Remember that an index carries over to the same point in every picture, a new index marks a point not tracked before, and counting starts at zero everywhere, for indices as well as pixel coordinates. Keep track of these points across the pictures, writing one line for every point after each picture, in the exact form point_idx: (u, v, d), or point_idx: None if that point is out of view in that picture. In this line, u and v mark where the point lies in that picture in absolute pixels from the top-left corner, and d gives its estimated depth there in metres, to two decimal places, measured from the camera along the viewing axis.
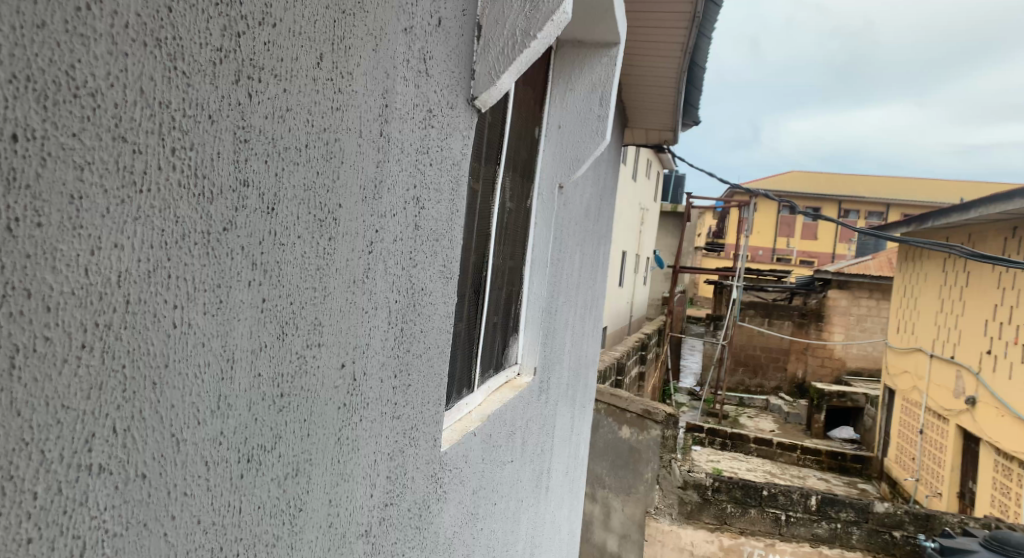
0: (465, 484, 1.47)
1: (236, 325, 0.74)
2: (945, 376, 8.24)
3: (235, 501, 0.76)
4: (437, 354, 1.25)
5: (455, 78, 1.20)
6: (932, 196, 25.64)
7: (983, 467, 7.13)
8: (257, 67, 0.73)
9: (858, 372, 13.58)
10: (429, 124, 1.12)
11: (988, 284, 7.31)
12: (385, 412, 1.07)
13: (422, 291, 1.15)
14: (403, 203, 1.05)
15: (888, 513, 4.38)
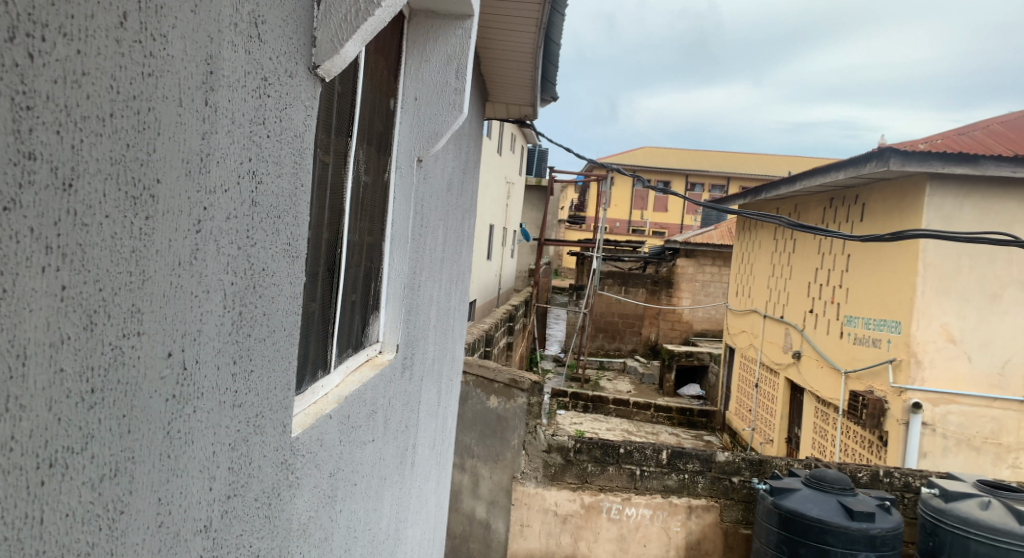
0: (321, 468, 1.44)
1: (25, 317, 0.69)
2: (774, 334, 8.95)
3: (33, 512, 0.71)
4: (285, 337, 1.21)
5: (294, 44, 1.14)
6: (768, 169, 27.48)
7: (805, 413, 7.87)
8: (37, 25, 0.68)
9: (704, 333, 14.47)
10: (264, 93, 1.06)
11: (810, 249, 8.00)
12: (224, 401, 1.02)
13: (263, 272, 1.11)
14: (235, 177, 1.00)
15: (730, 460, 4.54)
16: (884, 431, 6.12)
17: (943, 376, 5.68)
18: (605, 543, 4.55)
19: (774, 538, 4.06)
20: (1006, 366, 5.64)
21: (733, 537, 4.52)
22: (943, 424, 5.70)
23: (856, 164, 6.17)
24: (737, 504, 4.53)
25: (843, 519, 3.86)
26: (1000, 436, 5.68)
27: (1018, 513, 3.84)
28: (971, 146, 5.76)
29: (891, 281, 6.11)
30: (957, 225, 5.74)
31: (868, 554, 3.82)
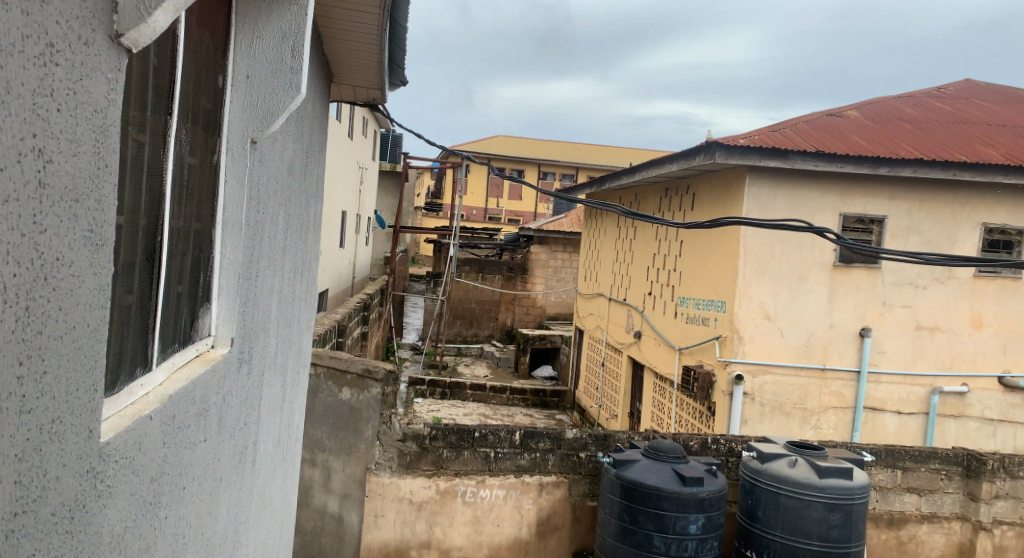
0: (139, 475, 1.35)
1: None
2: (618, 315, 9.37)
3: None
4: (89, 333, 1.12)
5: (87, 7, 1.05)
6: (616, 160, 28.56)
7: (645, 390, 8.31)
8: None
9: (557, 317, 14.89)
10: (51, 61, 0.97)
11: (650, 235, 8.43)
12: (6, 407, 0.94)
13: (59, 261, 1.01)
14: (15, 155, 0.92)
15: (578, 436, 4.70)
16: (712, 401, 6.51)
17: (760, 349, 6.31)
18: (461, 526, 4.58)
19: (617, 508, 4.25)
20: (812, 339, 6.38)
21: (581, 509, 4.69)
22: (760, 392, 6.34)
23: (687, 157, 6.55)
24: (584, 478, 4.71)
25: (676, 485, 4.13)
26: (806, 401, 6.39)
27: (819, 468, 4.28)
28: (784, 141, 6.27)
29: (719, 263, 6.53)
30: (772, 213, 6.36)
31: (698, 516, 4.12)
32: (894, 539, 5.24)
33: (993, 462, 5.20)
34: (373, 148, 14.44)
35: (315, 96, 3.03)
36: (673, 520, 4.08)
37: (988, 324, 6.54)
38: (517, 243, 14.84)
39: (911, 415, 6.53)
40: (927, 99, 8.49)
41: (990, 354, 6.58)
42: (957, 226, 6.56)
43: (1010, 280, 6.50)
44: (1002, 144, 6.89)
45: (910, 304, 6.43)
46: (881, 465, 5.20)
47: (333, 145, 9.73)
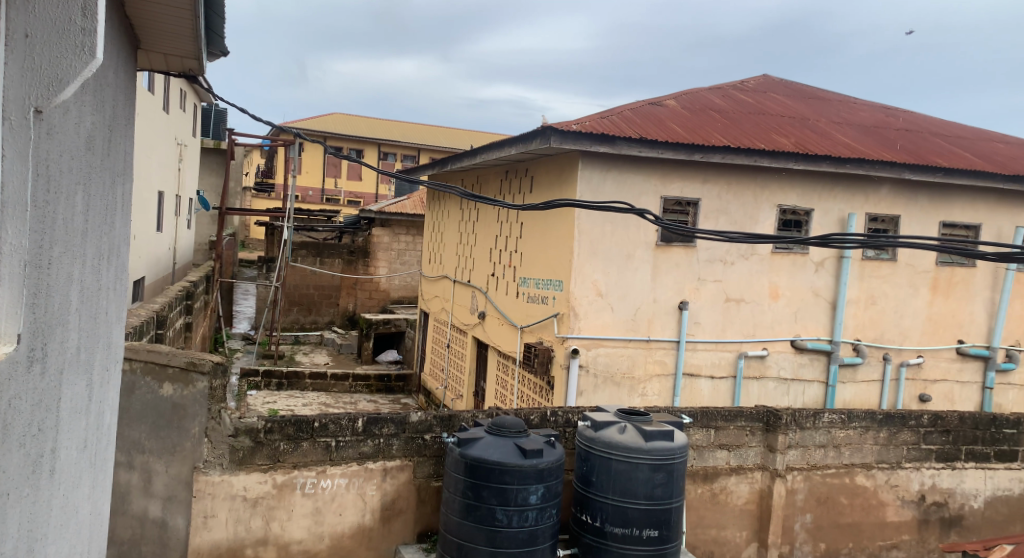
0: None
1: None
2: (462, 296, 9.43)
3: None
4: None
5: None
6: (459, 141, 28.53)
7: (489, 369, 8.44)
8: None
9: (401, 301, 14.74)
10: None
11: (491, 216, 8.53)
12: None
13: None
14: None
15: (422, 419, 4.68)
16: (551, 375, 6.71)
17: (594, 324, 6.58)
18: (300, 519, 4.43)
19: (461, 485, 4.27)
20: (638, 313, 6.71)
21: (425, 491, 4.69)
22: (594, 364, 6.60)
23: (525, 140, 6.66)
24: (429, 460, 4.70)
25: (517, 458, 4.21)
26: (634, 370, 6.73)
27: (645, 432, 4.53)
28: (612, 126, 6.53)
29: (556, 244, 6.74)
30: (602, 196, 6.61)
31: (538, 487, 4.24)
32: (708, 492, 5.69)
33: (787, 415, 5.77)
34: (193, 124, 13.48)
35: (116, 66, 2.76)
36: (515, 493, 4.18)
37: (783, 294, 7.19)
38: (358, 225, 14.60)
39: (722, 379, 7.05)
40: (733, 91, 9.15)
41: (784, 321, 7.23)
42: (758, 207, 7.14)
43: (799, 256, 7.18)
44: (794, 135, 7.57)
45: (720, 279, 6.93)
46: (698, 425, 5.60)
47: (145, 119, 8.97)
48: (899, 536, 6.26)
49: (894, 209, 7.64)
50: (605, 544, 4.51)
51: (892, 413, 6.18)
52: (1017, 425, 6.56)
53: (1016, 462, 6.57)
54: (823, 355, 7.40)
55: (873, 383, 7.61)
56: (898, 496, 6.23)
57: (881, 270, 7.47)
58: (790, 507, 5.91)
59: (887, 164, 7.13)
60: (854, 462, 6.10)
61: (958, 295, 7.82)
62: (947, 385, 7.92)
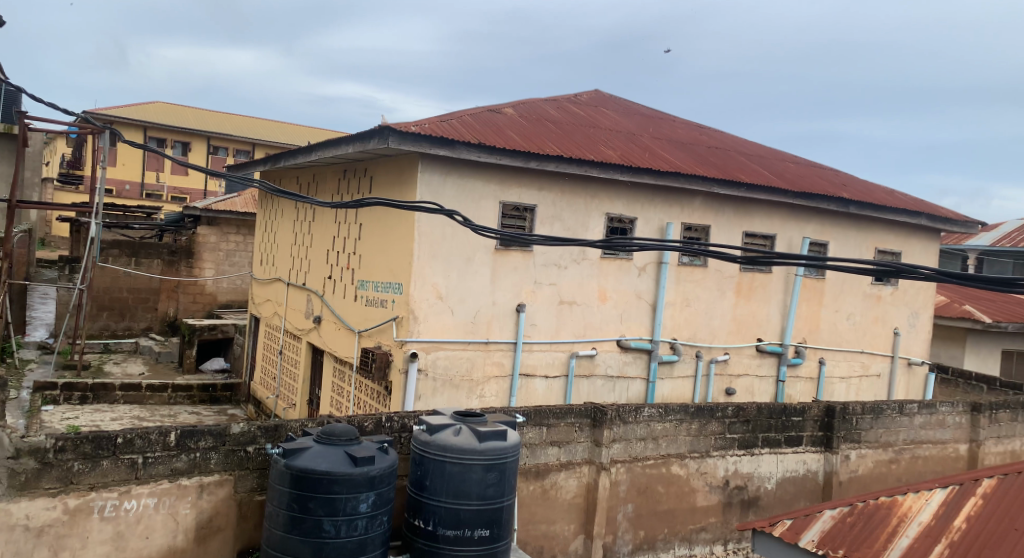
0: None
1: None
2: (296, 300, 9.07)
3: None
4: None
5: None
6: (296, 136, 27.41)
7: (324, 376, 8.17)
8: None
9: (230, 305, 13.95)
10: None
11: (327, 217, 8.28)
12: None
13: None
14: None
15: (244, 430, 4.42)
16: (389, 379, 6.60)
17: (433, 327, 6.55)
18: (96, 546, 4.04)
19: (285, 498, 4.07)
20: (477, 316, 6.77)
21: (247, 506, 4.43)
22: (433, 367, 6.56)
23: (362, 140, 6.55)
24: (252, 473, 4.44)
25: (347, 466, 4.08)
26: (472, 372, 6.78)
27: (479, 433, 4.55)
28: (451, 130, 6.55)
29: (395, 246, 6.67)
30: (441, 199, 6.60)
31: (369, 494, 4.13)
32: (539, 488, 5.82)
33: (611, 411, 6.06)
34: None
35: None
36: (344, 502, 4.05)
37: (610, 297, 7.53)
38: (181, 223, 13.59)
39: (555, 378, 7.27)
40: (567, 103, 9.47)
41: (611, 322, 7.57)
42: (589, 215, 7.43)
43: (625, 261, 7.56)
44: (620, 148, 7.96)
45: (555, 282, 7.15)
46: (531, 423, 5.72)
47: None
48: (706, 519, 6.76)
49: (705, 220, 8.22)
50: (437, 547, 4.49)
51: (702, 406, 6.64)
52: (802, 413, 7.28)
53: (800, 446, 7.30)
54: (644, 354, 7.80)
55: (686, 379, 8.13)
56: (706, 482, 6.70)
57: (694, 274, 8.04)
58: (614, 498, 6.18)
59: (700, 178, 7.68)
60: (670, 452, 6.50)
61: (757, 297, 8.54)
62: (748, 379, 8.63)
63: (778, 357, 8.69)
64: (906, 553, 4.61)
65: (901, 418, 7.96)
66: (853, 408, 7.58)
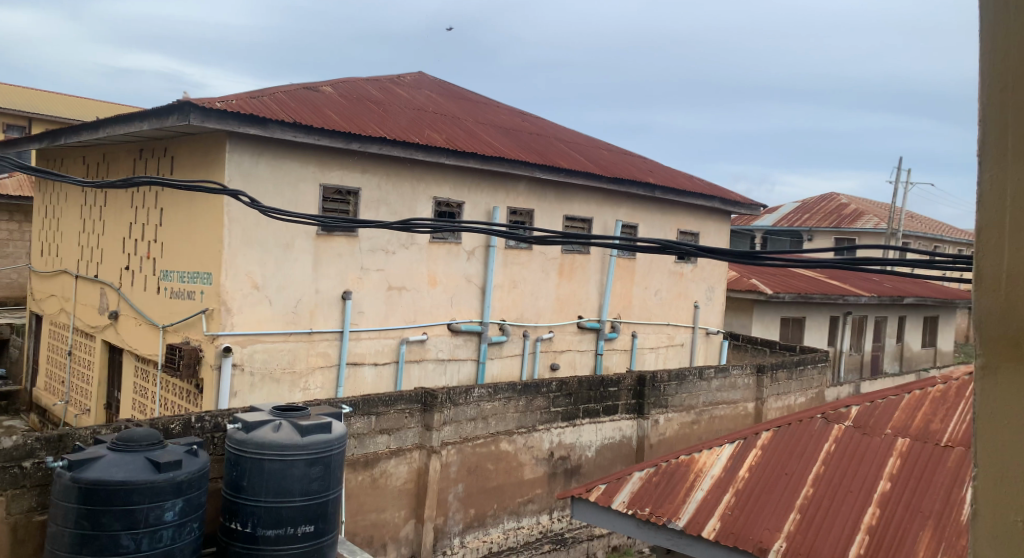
0: None
1: None
2: (88, 293, 8.16)
3: None
4: None
5: None
6: (80, 109, 24.70)
7: (124, 377, 7.44)
8: None
9: (4, 302, 12.38)
10: None
11: (122, 202, 7.50)
12: None
13: None
14: None
15: (19, 444, 3.88)
16: (200, 377, 6.11)
17: (249, 319, 6.15)
18: None
19: (71, 514, 3.61)
20: (299, 305, 6.45)
21: (25, 529, 3.90)
22: (250, 362, 6.17)
23: (159, 116, 5.98)
24: (30, 491, 3.92)
25: (148, 474, 3.71)
26: (295, 364, 6.46)
27: (300, 427, 4.29)
28: (263, 108, 6.16)
29: (201, 233, 6.17)
30: (254, 181, 6.19)
31: (175, 502, 3.78)
32: (368, 477, 5.66)
33: (442, 394, 6.02)
34: None
35: None
36: (145, 513, 3.66)
37: (440, 281, 7.49)
38: None
39: (384, 365, 7.12)
40: (389, 84, 9.22)
41: (441, 306, 7.55)
42: (416, 199, 7.28)
43: (454, 245, 7.56)
44: (444, 131, 7.85)
45: (382, 268, 6.99)
46: (361, 412, 5.51)
47: None
48: (533, 491, 6.94)
49: (529, 204, 8.32)
50: (257, 549, 4.21)
51: (528, 383, 6.79)
52: (618, 383, 7.67)
53: (617, 414, 7.66)
54: (475, 336, 7.87)
55: (515, 357, 8.28)
56: (533, 456, 6.88)
57: (521, 257, 8.20)
58: (444, 480, 6.19)
59: (522, 163, 7.77)
60: (498, 430, 6.60)
61: (578, 277, 8.83)
62: (570, 355, 8.89)
63: (597, 332, 9.05)
64: (701, 506, 4.91)
65: (700, 382, 8.58)
66: (660, 376, 8.07)
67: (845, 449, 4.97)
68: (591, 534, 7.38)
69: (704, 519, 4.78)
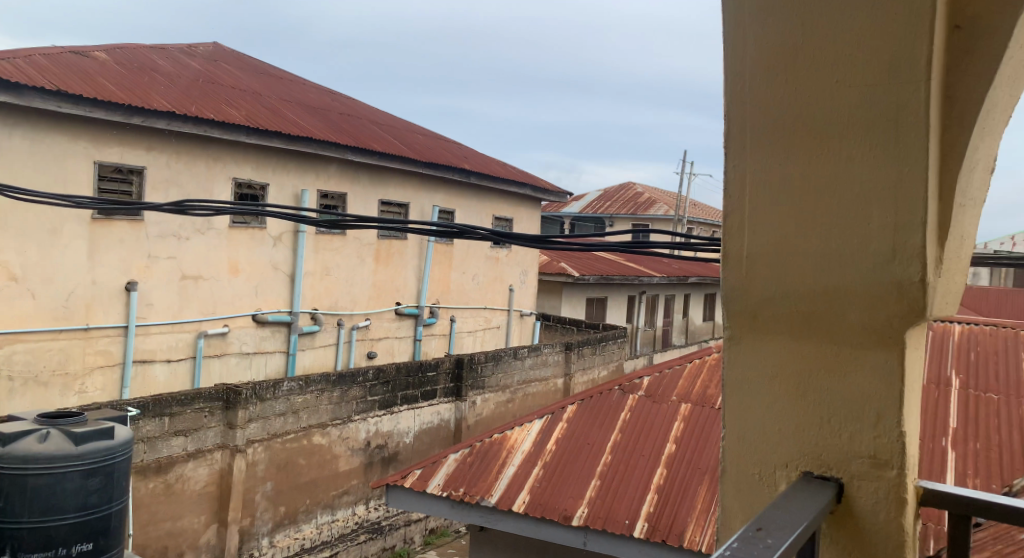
0: None
1: None
2: None
3: None
4: None
5: None
6: None
7: None
8: None
9: None
10: None
11: None
12: None
13: None
14: None
15: None
16: None
17: (10, 316, 7.22)
18: None
19: None
20: (71, 299, 7.70)
21: None
22: (10, 364, 7.22)
23: None
24: None
25: None
26: (67, 365, 7.67)
27: (74, 436, 4.14)
28: (16, 72, 7.02)
29: None
30: (8, 155, 7.02)
31: None
32: (162, 483, 7.27)
33: (247, 390, 7.80)
34: None
35: None
36: None
37: (242, 270, 9.34)
38: None
39: (179, 361, 8.73)
40: (185, 58, 10.69)
41: (244, 295, 9.41)
42: (213, 180, 8.94)
43: (257, 230, 9.45)
44: (243, 109, 9.48)
45: (173, 255, 8.57)
46: (150, 414, 7.00)
47: None
48: (349, 482, 9.36)
49: (340, 187, 10.54)
50: None
51: (344, 376, 9.00)
52: (435, 369, 10.50)
53: (434, 398, 10.55)
54: (283, 328, 9.90)
55: (329, 347, 10.59)
56: (348, 446, 9.23)
57: (333, 243, 10.42)
58: (252, 479, 8.10)
59: (331, 145, 9.90)
60: (312, 425, 8.69)
61: (393, 263, 11.52)
62: (389, 342, 11.83)
63: (415, 319, 12.10)
64: (512, 481, 6.32)
65: (515, 361, 11.81)
66: (477, 359, 11.11)
67: (637, 417, 6.86)
68: (406, 521, 10.15)
69: (514, 494, 6.13)
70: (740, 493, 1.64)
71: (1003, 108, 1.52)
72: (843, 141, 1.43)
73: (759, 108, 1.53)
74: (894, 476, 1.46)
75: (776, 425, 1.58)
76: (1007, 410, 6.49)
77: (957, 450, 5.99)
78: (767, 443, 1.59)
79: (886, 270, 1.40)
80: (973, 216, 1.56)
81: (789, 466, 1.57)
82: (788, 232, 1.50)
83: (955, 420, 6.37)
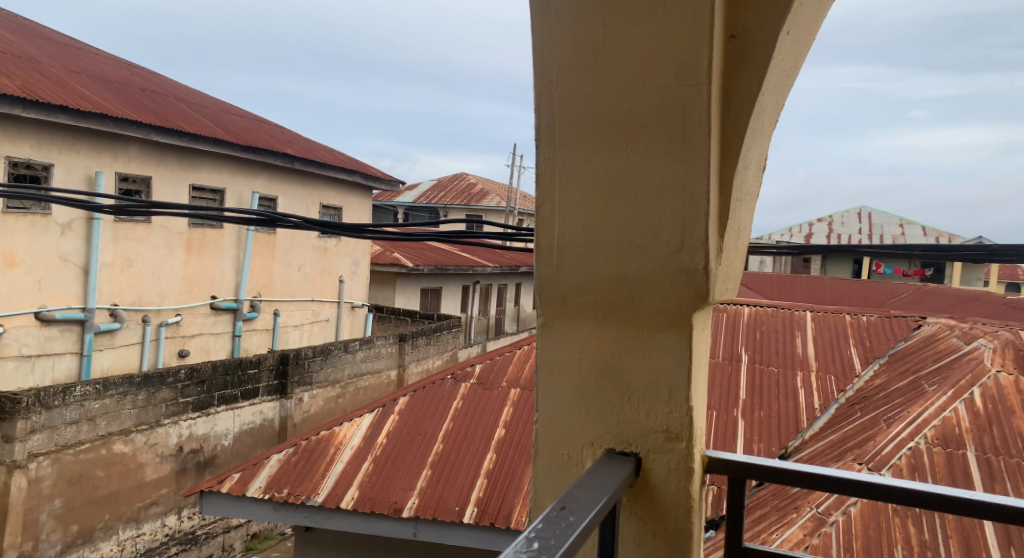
0: None
1: None
2: None
3: None
4: None
5: None
6: None
7: None
8: None
9: None
10: None
11: None
12: None
13: None
14: None
15: None
16: None
17: None
18: None
19: None
20: None
21: None
22: None
23: None
24: None
25: None
26: None
27: None
28: None
29: None
30: None
31: None
32: None
33: (27, 397, 6.58)
34: None
35: None
36: None
37: (21, 263, 7.72)
38: None
39: None
40: None
41: (28, 291, 7.78)
42: None
43: (40, 218, 7.86)
44: (19, 77, 7.92)
45: None
46: None
47: None
48: (156, 491, 8.16)
49: (142, 171, 9.17)
50: None
51: (149, 377, 7.82)
52: (257, 366, 9.30)
53: (254, 399, 9.33)
54: (77, 326, 8.29)
55: (133, 345, 8.98)
56: (156, 453, 8.06)
57: (136, 232, 8.96)
58: (36, 497, 6.86)
59: (130, 124, 8.63)
60: (113, 432, 7.52)
61: (208, 254, 10.14)
62: (203, 338, 10.16)
63: (233, 313, 10.53)
64: (340, 477, 5.89)
65: (344, 355, 10.88)
66: (305, 355, 10.06)
67: (469, 402, 6.62)
68: (225, 528, 8.87)
69: (343, 491, 5.74)
70: (549, 474, 1.72)
71: (783, 80, 1.68)
72: (643, 135, 1.55)
73: (559, 96, 1.61)
74: (683, 447, 1.60)
75: (587, 407, 1.67)
76: (785, 380, 6.99)
77: (744, 420, 6.53)
78: (579, 419, 1.68)
79: (674, 260, 1.55)
80: (747, 207, 1.69)
81: (595, 444, 1.67)
82: (599, 224, 1.60)
83: (743, 393, 6.85)
